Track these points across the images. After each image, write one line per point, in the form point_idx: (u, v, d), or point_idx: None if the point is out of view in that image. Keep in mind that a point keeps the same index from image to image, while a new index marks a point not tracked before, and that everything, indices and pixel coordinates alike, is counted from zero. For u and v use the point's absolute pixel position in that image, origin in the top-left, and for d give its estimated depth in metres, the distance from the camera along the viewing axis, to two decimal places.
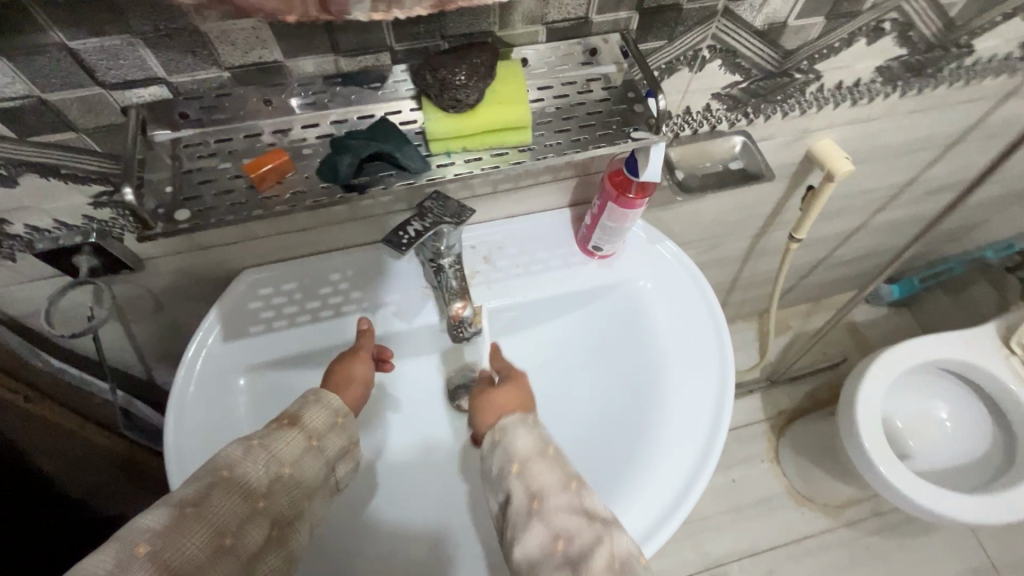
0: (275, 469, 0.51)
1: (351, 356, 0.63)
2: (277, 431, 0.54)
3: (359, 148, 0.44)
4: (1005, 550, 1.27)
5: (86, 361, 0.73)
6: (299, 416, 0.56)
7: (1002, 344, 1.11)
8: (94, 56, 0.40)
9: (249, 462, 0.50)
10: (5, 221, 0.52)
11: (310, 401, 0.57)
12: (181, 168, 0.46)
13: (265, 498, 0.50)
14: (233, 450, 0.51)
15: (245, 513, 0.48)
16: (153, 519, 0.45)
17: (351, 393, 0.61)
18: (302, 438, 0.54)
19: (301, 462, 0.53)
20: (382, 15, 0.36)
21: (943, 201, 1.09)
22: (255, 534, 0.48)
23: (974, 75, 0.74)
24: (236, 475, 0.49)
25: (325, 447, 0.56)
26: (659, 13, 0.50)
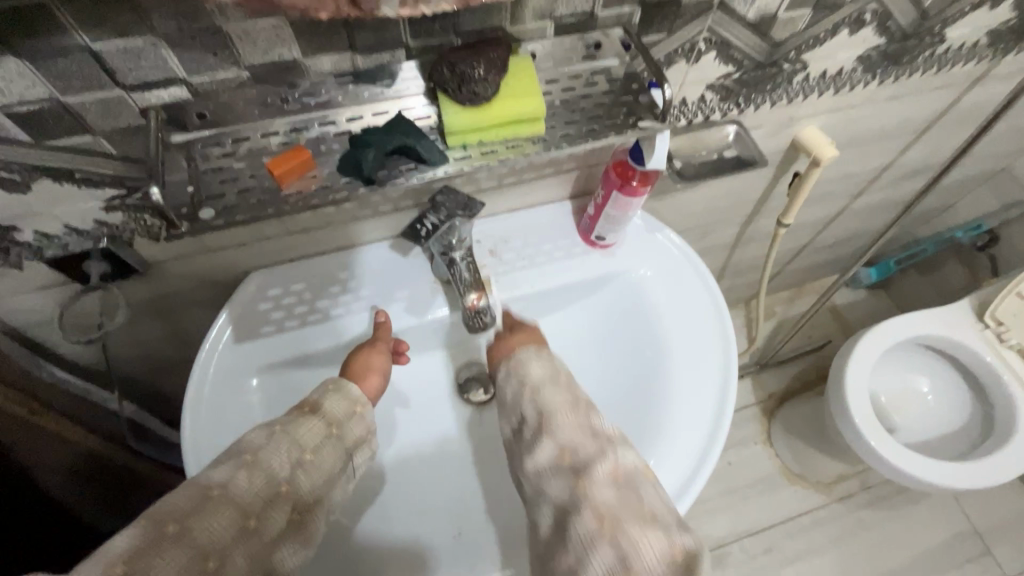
0: (298, 455, 0.51)
1: (371, 347, 0.64)
2: (297, 417, 0.54)
3: (382, 142, 0.46)
4: (986, 515, 1.33)
5: (91, 371, 0.72)
6: (320, 404, 0.55)
7: (977, 318, 1.16)
8: (116, 57, 0.40)
9: (272, 447, 0.50)
10: (15, 228, 0.51)
11: (330, 389, 0.57)
12: (201, 168, 0.47)
13: (289, 484, 0.50)
14: (255, 437, 0.51)
15: (266, 495, 0.48)
16: (177, 498, 0.44)
17: (369, 382, 0.62)
18: (322, 426, 0.54)
19: (321, 449, 0.53)
20: (410, 11, 0.37)
21: (917, 184, 1.15)
22: (276, 518, 0.48)
23: (945, 62, 0.78)
24: (259, 460, 0.49)
25: (344, 435, 0.55)
26: (660, 7, 0.52)
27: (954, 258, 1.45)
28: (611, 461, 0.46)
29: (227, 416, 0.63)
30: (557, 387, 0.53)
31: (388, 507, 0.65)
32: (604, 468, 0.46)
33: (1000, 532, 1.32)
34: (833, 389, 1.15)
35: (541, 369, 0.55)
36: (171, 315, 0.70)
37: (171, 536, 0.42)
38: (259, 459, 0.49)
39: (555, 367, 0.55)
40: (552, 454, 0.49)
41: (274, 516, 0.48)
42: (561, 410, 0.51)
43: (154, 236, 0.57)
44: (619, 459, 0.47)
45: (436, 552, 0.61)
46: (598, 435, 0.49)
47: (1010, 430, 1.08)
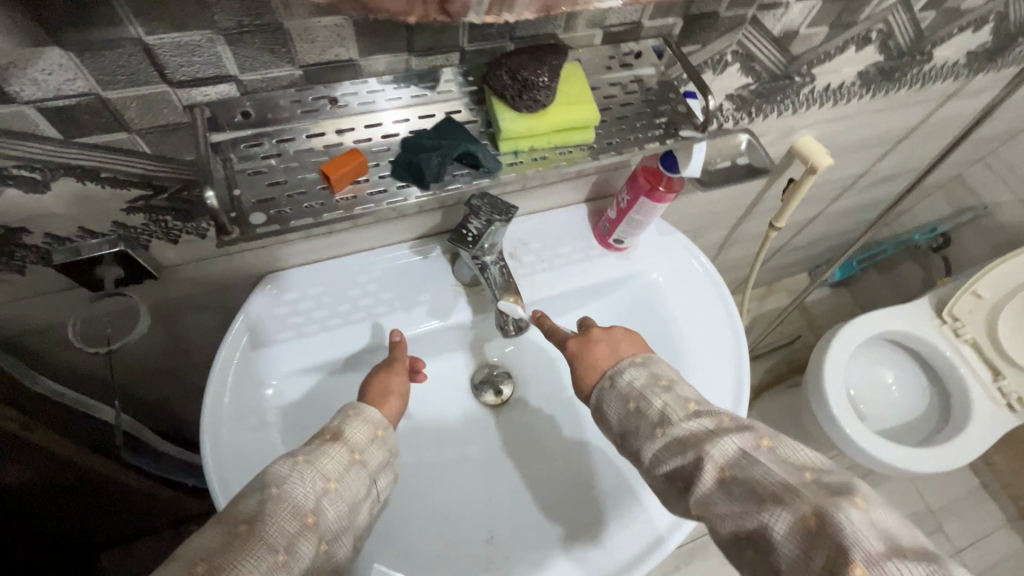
0: (322, 486, 0.43)
1: (388, 369, 0.59)
2: (319, 445, 0.45)
3: (447, 149, 0.46)
4: (938, 495, 1.44)
5: (86, 380, 0.67)
6: (341, 430, 0.47)
7: (935, 315, 1.25)
8: (168, 53, 0.38)
9: (296, 478, 0.42)
10: (24, 229, 0.47)
11: (351, 415, 0.49)
12: (241, 169, 0.46)
13: (316, 514, 0.42)
14: (278, 467, 0.43)
15: (294, 529, 0.40)
16: (208, 537, 0.39)
17: (387, 406, 0.56)
18: (345, 453, 0.46)
19: (346, 477, 0.45)
20: (492, 19, 0.42)
21: (886, 191, 1.22)
22: (308, 548, 0.41)
23: (930, 79, 0.84)
24: (285, 492, 0.41)
25: (367, 462, 0.47)
26: (699, 20, 0.54)
27: (911, 258, 1.54)
28: (712, 467, 0.42)
29: (247, 427, 0.60)
30: (633, 424, 0.49)
31: (417, 507, 0.63)
32: (709, 477, 0.42)
33: (951, 512, 1.42)
34: (813, 381, 1.21)
35: (612, 406, 0.51)
36: (174, 321, 0.66)
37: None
38: (284, 492, 0.41)
39: (620, 396, 0.50)
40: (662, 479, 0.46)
41: (303, 549, 0.40)
42: (644, 440, 0.48)
43: (173, 239, 0.54)
44: (717, 455, 0.42)
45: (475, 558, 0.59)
46: (687, 450, 0.45)
47: (966, 416, 1.17)
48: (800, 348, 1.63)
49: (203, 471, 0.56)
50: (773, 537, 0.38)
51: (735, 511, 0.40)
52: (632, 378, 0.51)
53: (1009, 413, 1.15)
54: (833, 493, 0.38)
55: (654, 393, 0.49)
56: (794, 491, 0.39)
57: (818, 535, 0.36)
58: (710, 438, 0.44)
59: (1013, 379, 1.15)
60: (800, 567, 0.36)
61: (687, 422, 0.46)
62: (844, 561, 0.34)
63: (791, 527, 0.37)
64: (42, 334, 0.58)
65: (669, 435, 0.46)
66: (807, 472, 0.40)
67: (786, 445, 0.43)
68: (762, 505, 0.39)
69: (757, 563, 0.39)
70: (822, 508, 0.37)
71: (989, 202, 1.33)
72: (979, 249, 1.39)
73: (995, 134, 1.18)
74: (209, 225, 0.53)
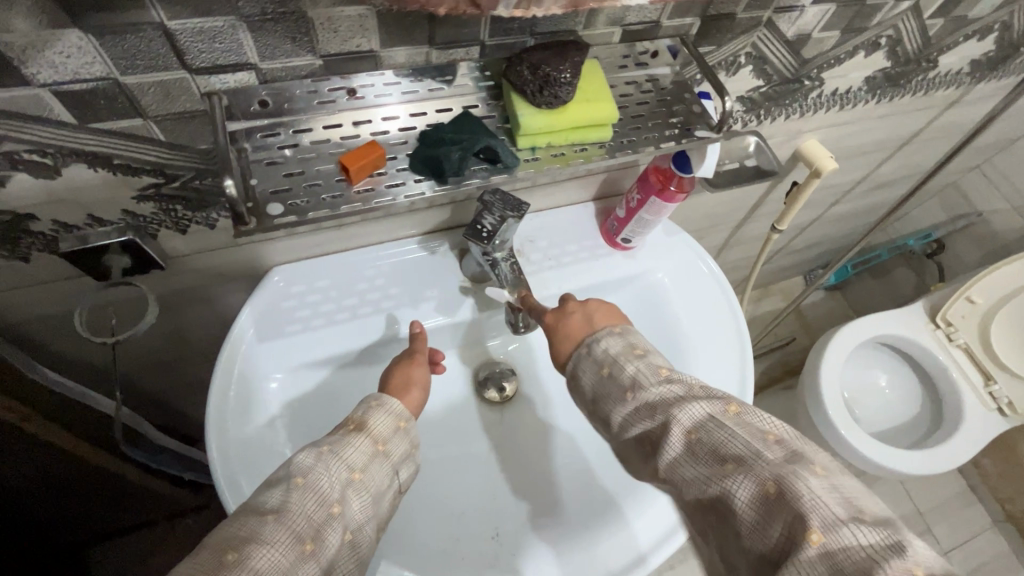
0: (348, 474, 0.45)
1: (409, 360, 0.60)
2: (344, 436, 0.47)
3: (468, 143, 0.46)
4: (928, 496, 1.45)
5: (86, 370, 0.66)
6: (366, 421, 0.49)
7: (929, 320, 1.26)
8: (190, 39, 0.37)
9: (321, 469, 0.44)
10: (32, 216, 0.46)
11: (374, 406, 0.51)
12: (257, 159, 0.45)
13: (341, 504, 0.44)
14: (303, 458, 0.44)
15: (322, 516, 0.42)
16: (240, 525, 0.40)
17: (409, 398, 0.57)
18: (369, 443, 0.48)
19: (370, 468, 0.47)
20: (521, 13, 0.43)
21: (884, 197, 1.24)
22: (334, 538, 0.42)
23: (934, 86, 0.85)
24: (311, 482, 0.43)
25: (391, 453, 0.49)
26: (717, 21, 0.55)
27: (904, 264, 1.55)
28: (679, 431, 0.41)
29: (254, 421, 0.60)
30: (605, 390, 0.46)
31: (424, 504, 0.63)
32: (675, 441, 0.41)
33: (938, 513, 1.44)
34: (808, 382, 1.22)
35: (586, 373, 0.48)
36: (177, 312, 0.65)
37: (231, 564, 0.37)
38: (310, 481, 0.43)
39: (595, 362, 0.48)
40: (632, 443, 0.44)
41: (330, 537, 0.42)
42: (614, 403, 0.46)
43: (182, 229, 0.52)
44: (686, 421, 0.41)
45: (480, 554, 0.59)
46: (656, 413, 0.43)
47: (958, 420, 1.19)
48: (794, 349, 1.64)
49: (210, 467, 0.55)
50: (734, 501, 0.37)
51: (699, 475, 0.39)
52: (608, 345, 0.48)
53: (1000, 416, 1.18)
54: (799, 460, 0.36)
55: (627, 359, 0.46)
56: (760, 457, 0.37)
57: (777, 503, 0.35)
58: (678, 403, 0.42)
59: (1004, 385, 1.17)
60: (757, 532, 0.35)
61: (658, 386, 0.44)
62: (798, 526, 0.33)
63: (753, 494, 0.36)
64: (46, 323, 0.57)
65: (640, 399, 0.44)
66: (771, 435, 0.38)
67: (754, 410, 0.41)
68: (724, 469, 0.38)
69: (718, 526, 0.38)
70: (780, 475, 0.35)
71: (983, 209, 1.34)
72: (973, 256, 1.41)
73: (992, 142, 1.19)
74: (220, 215, 0.52)
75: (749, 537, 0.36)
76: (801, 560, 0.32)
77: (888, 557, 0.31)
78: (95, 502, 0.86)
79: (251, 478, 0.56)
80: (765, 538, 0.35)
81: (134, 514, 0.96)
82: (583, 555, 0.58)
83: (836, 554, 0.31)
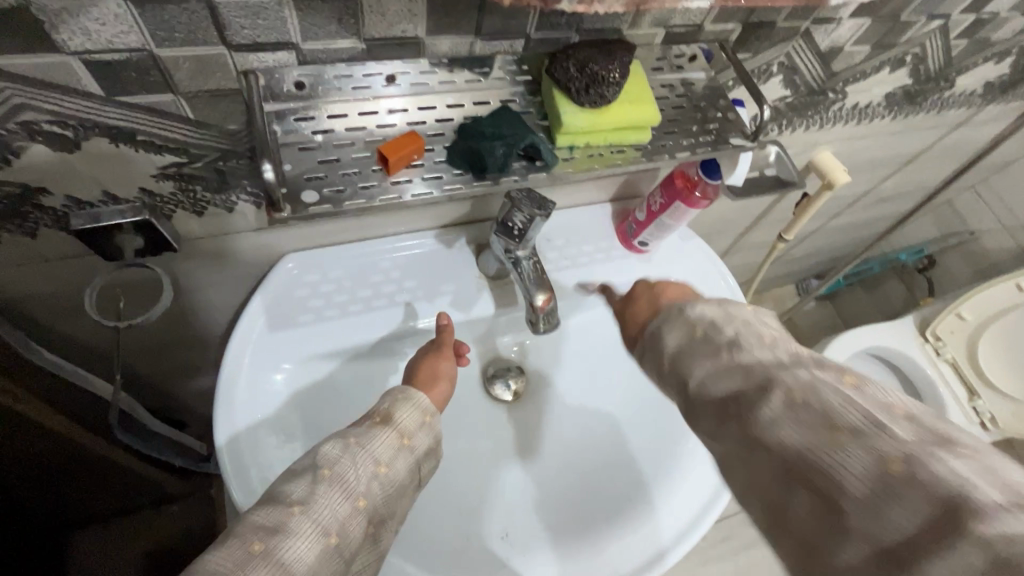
0: (372, 469, 0.44)
1: (437, 354, 0.60)
2: (370, 429, 0.47)
3: (512, 139, 0.46)
4: None
5: (80, 351, 0.63)
6: (392, 414, 0.49)
7: (919, 334, 1.26)
8: (234, 13, 0.35)
9: (347, 461, 0.43)
10: (44, 191, 0.43)
11: (401, 398, 0.50)
12: (287, 143, 0.43)
13: (366, 498, 0.43)
14: (329, 449, 0.44)
15: (347, 511, 0.41)
16: (265, 515, 0.39)
17: (437, 391, 0.58)
18: (395, 437, 0.47)
19: (396, 461, 0.46)
20: (583, 8, 0.42)
21: (885, 212, 1.25)
22: (357, 529, 0.42)
23: (948, 105, 0.85)
24: (337, 474, 0.43)
25: (416, 447, 0.48)
26: (757, 28, 0.55)
27: (896, 278, 1.57)
28: (780, 392, 0.34)
29: (266, 412, 0.58)
30: (692, 349, 0.42)
31: (436, 503, 0.62)
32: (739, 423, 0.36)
33: None
34: None
35: (674, 333, 0.43)
36: (181, 296, 0.63)
37: (259, 554, 0.36)
38: (336, 473, 0.42)
39: (686, 322, 0.43)
40: (710, 409, 0.38)
41: (353, 530, 0.41)
42: (697, 359, 0.41)
43: (199, 211, 0.50)
44: (788, 382, 0.35)
45: (485, 557, 0.58)
46: (750, 374, 0.37)
47: None
48: None
49: (220, 458, 0.54)
50: (844, 475, 0.30)
51: (800, 441, 0.32)
52: (703, 309, 0.43)
53: (982, 430, 1.20)
54: (934, 438, 0.30)
55: (725, 323, 0.41)
56: (859, 438, 0.31)
57: (903, 483, 0.28)
58: (782, 367, 0.36)
59: (988, 401, 1.19)
60: (876, 515, 0.29)
61: (758, 351, 0.38)
62: (938, 510, 0.27)
63: (871, 469, 0.30)
64: (46, 301, 0.54)
65: (735, 360, 0.39)
66: (898, 409, 0.32)
67: (872, 383, 0.34)
68: (835, 438, 0.31)
69: (815, 504, 0.31)
70: (912, 454, 0.29)
71: (976, 228, 1.37)
72: (962, 273, 1.45)
73: (991, 164, 1.22)
74: (240, 198, 0.50)
75: (861, 523, 0.29)
76: (951, 556, 0.26)
77: None
78: (75, 487, 0.83)
79: (261, 471, 0.55)
80: (883, 525, 0.28)
81: (114, 500, 0.92)
82: (591, 556, 0.59)
83: (998, 548, 0.24)
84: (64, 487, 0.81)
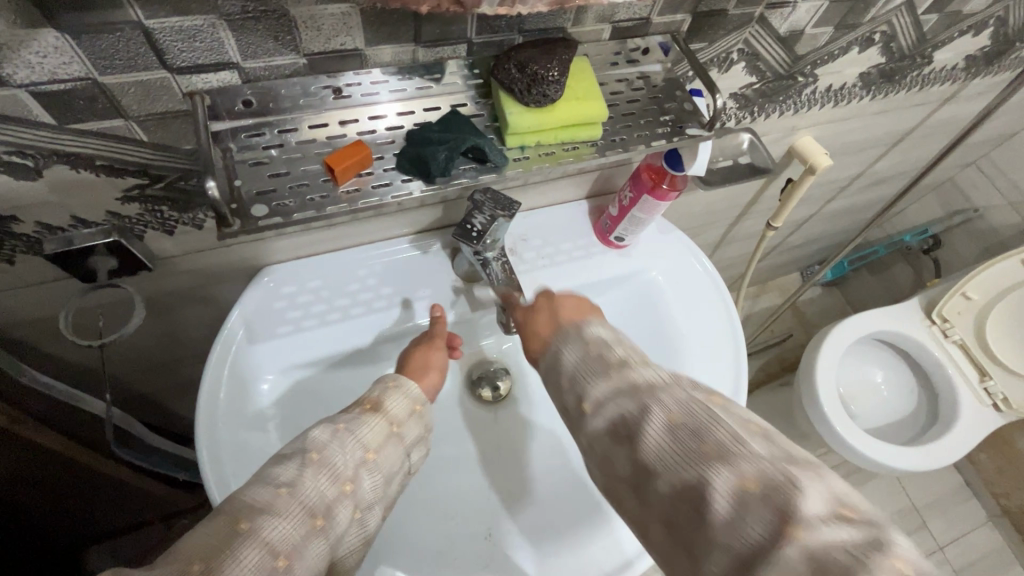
0: (361, 455, 0.45)
1: (428, 344, 0.61)
2: (359, 416, 0.47)
3: (454, 143, 0.47)
4: (928, 489, 1.39)
5: (74, 369, 0.66)
6: (381, 401, 0.49)
7: (925, 315, 1.22)
8: (169, 38, 0.37)
9: (337, 445, 0.44)
10: (15, 219, 0.45)
11: (391, 386, 0.51)
12: (241, 159, 0.45)
13: (353, 482, 0.44)
14: (319, 434, 0.45)
15: (333, 494, 0.42)
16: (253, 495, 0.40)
17: (426, 380, 0.58)
18: (385, 424, 0.48)
19: (384, 449, 0.47)
20: (506, 10, 0.43)
21: (881, 194, 1.23)
22: (343, 516, 0.42)
23: (929, 82, 0.83)
24: (325, 458, 0.43)
25: (405, 435, 0.50)
26: (708, 17, 0.55)
27: (902, 260, 1.53)
28: (662, 414, 0.38)
29: (247, 426, 0.58)
30: (588, 369, 0.43)
31: (421, 507, 0.62)
32: (656, 424, 0.38)
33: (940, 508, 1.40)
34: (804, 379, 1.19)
35: (572, 352, 0.45)
36: (165, 314, 0.65)
37: (243, 533, 0.37)
38: (324, 457, 0.43)
39: (583, 343, 0.45)
40: (605, 425, 0.40)
41: (339, 514, 0.42)
42: (593, 379, 0.42)
43: (169, 230, 0.52)
44: (667, 403, 0.38)
45: (474, 556, 0.58)
46: (636, 395, 0.40)
47: (954, 414, 1.16)
48: (791, 346, 1.62)
49: (200, 467, 0.54)
50: (709, 492, 0.34)
51: (676, 462, 0.36)
52: (599, 331, 0.46)
53: (994, 412, 1.15)
54: (786, 456, 0.35)
55: (618, 345, 0.44)
56: (746, 446, 0.35)
57: (755, 498, 0.33)
58: (662, 387, 0.39)
59: (1000, 381, 1.14)
60: (727, 529, 0.33)
61: (646, 369, 0.42)
62: (782, 522, 0.31)
63: (731, 487, 0.33)
64: (33, 324, 0.57)
65: (623, 379, 0.41)
66: (755, 426, 0.37)
67: (735, 403, 0.39)
68: (704, 454, 0.35)
69: (683, 519, 0.35)
70: (766, 471, 0.33)
71: (980, 205, 1.33)
72: (970, 253, 1.40)
73: (986, 139, 1.18)
74: (207, 215, 0.51)
75: (721, 536, 0.33)
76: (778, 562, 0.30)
77: (875, 556, 0.29)
78: (84, 503, 0.85)
79: (240, 474, 0.55)
80: (738, 538, 0.32)
81: (121, 514, 0.94)
82: (577, 553, 0.58)
83: (816, 552, 0.30)
84: (73, 503, 0.84)
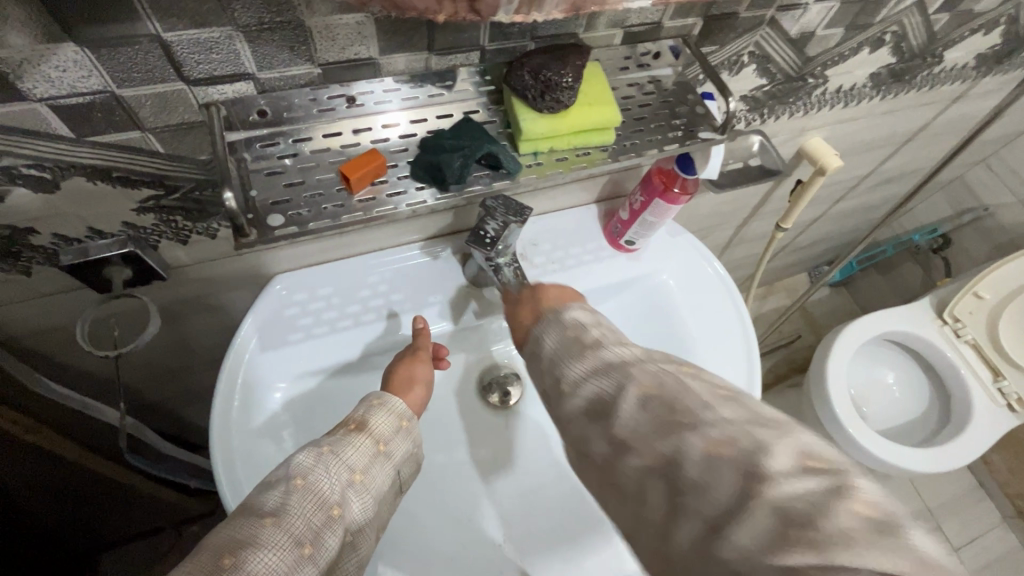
0: (347, 477, 0.45)
1: (411, 358, 0.61)
2: (344, 436, 0.47)
3: (468, 150, 0.46)
4: (939, 493, 1.37)
5: (84, 379, 0.66)
6: (366, 420, 0.49)
7: (936, 315, 1.21)
8: (187, 50, 0.37)
9: (321, 470, 0.44)
10: (31, 230, 0.45)
11: (375, 404, 0.51)
12: (256, 169, 0.45)
13: (341, 506, 0.44)
14: (304, 458, 0.44)
15: (321, 520, 0.42)
16: (241, 525, 0.39)
17: (411, 396, 0.58)
18: (371, 443, 0.48)
19: (371, 469, 0.47)
20: (521, 18, 0.43)
21: (890, 194, 1.22)
22: (333, 541, 0.42)
23: (939, 81, 0.83)
24: (310, 484, 0.43)
25: (392, 454, 0.49)
26: (719, 20, 0.55)
27: (911, 259, 1.52)
28: (634, 387, 0.38)
29: (260, 431, 0.58)
30: (566, 351, 0.44)
31: (430, 517, 0.61)
32: (630, 396, 0.38)
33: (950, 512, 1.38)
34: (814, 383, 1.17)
35: (551, 335, 0.45)
36: (175, 324, 0.65)
37: (228, 568, 0.37)
38: (309, 483, 0.43)
39: (561, 326, 0.45)
40: (582, 404, 0.41)
41: (328, 540, 0.42)
42: (569, 361, 0.43)
43: (183, 240, 0.52)
44: (640, 377, 0.39)
45: (486, 561, 0.59)
46: (610, 373, 0.40)
47: (967, 416, 1.14)
48: (799, 347, 1.61)
49: (213, 473, 0.54)
50: (684, 460, 0.34)
51: (650, 433, 0.36)
52: (578, 314, 0.46)
53: (1009, 413, 1.13)
54: (752, 417, 0.35)
55: (595, 325, 0.44)
56: (712, 412, 0.35)
57: (723, 458, 0.33)
58: (633, 364, 0.40)
59: (1013, 381, 1.12)
60: (699, 491, 0.33)
61: (619, 347, 0.42)
62: (748, 481, 0.31)
63: (700, 450, 0.34)
64: (46, 336, 0.57)
65: (599, 358, 0.42)
66: (723, 392, 0.37)
67: (706, 372, 0.40)
68: (674, 424, 0.36)
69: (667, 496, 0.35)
70: (734, 434, 0.33)
71: (990, 204, 1.32)
72: (980, 251, 1.39)
73: (997, 137, 1.17)
74: (220, 225, 0.51)
75: (694, 501, 0.33)
76: (749, 519, 0.31)
77: (834, 502, 0.29)
78: (95, 511, 0.86)
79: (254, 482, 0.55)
80: (708, 500, 0.33)
81: (132, 522, 0.94)
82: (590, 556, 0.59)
83: (784, 505, 0.30)
84: (84, 511, 0.84)
